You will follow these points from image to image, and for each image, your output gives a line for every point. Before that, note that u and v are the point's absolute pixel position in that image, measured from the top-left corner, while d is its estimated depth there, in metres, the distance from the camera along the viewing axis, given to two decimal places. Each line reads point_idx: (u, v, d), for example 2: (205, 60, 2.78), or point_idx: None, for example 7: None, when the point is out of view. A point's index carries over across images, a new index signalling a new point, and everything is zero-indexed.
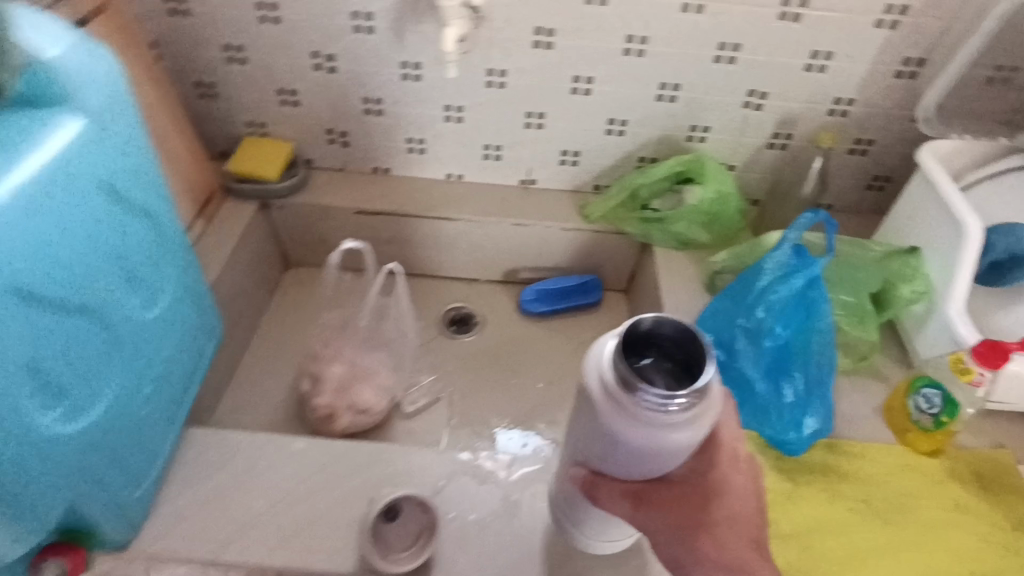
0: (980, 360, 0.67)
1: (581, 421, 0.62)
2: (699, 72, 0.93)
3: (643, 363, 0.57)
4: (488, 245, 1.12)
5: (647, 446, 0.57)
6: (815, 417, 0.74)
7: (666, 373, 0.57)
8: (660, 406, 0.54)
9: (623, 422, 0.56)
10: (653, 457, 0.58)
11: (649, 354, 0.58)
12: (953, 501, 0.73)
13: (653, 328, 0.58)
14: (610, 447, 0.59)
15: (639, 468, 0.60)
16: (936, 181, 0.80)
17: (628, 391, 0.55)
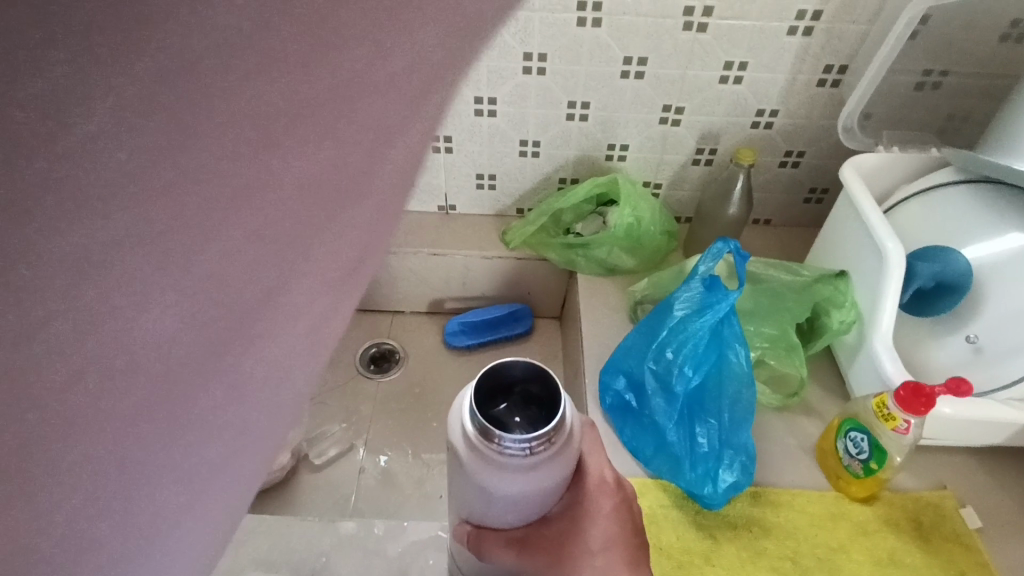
0: (902, 406, 0.61)
1: (453, 476, 0.55)
2: (608, 88, 0.86)
3: (501, 408, 0.50)
4: (406, 277, 1.05)
5: (516, 496, 0.50)
6: (731, 469, 0.68)
7: (527, 412, 0.50)
8: (520, 454, 0.47)
9: (491, 475, 0.49)
10: (530, 506, 0.51)
11: (509, 398, 0.51)
12: (888, 553, 0.67)
13: (507, 372, 0.51)
14: (480, 504, 0.52)
15: (525, 515, 0.53)
16: (858, 201, 0.74)
17: (488, 442, 0.48)
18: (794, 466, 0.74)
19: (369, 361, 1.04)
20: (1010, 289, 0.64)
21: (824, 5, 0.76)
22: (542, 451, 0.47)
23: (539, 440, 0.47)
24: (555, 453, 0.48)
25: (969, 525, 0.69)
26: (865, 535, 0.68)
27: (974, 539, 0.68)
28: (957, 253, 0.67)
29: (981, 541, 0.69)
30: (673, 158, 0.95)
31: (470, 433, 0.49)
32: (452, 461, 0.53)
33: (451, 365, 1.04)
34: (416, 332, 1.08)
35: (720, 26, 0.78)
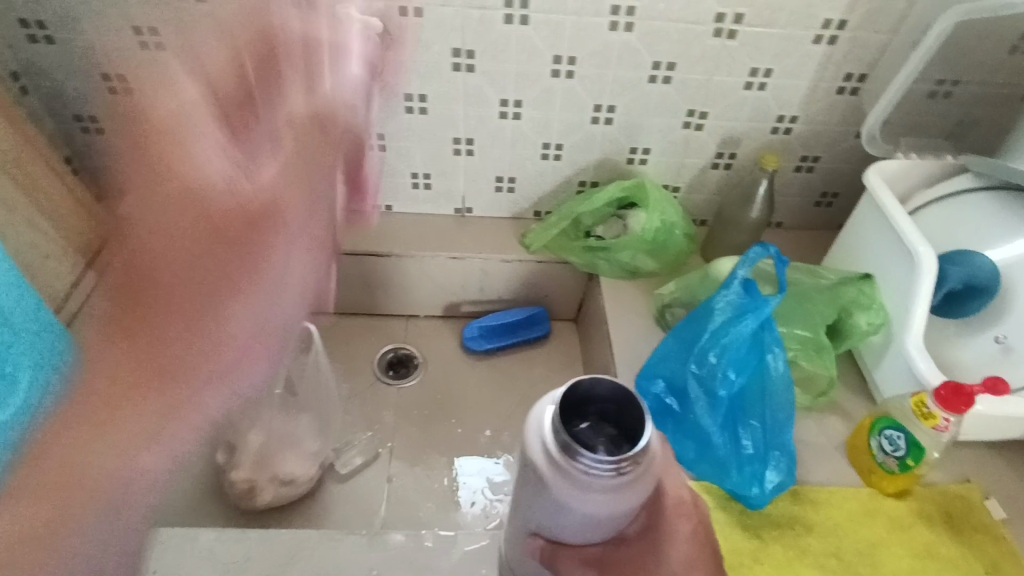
0: (942, 404, 0.64)
1: (522, 490, 0.54)
2: (635, 93, 0.87)
3: (581, 427, 0.50)
4: (423, 281, 1.03)
5: (595, 516, 0.49)
6: (776, 469, 0.70)
7: (607, 434, 0.51)
8: (606, 473, 0.47)
9: (571, 495, 0.48)
10: (605, 525, 0.51)
11: (587, 418, 0.52)
12: (923, 546, 0.70)
13: (588, 389, 0.51)
14: (554, 521, 0.51)
15: (594, 533, 0.52)
16: (885, 206, 0.77)
17: (570, 461, 0.47)
18: (828, 463, 0.76)
19: (387, 367, 1.02)
20: None
21: (849, 14, 0.78)
22: (629, 471, 0.47)
23: (625, 461, 0.47)
24: (639, 475, 0.48)
25: (993, 516, 0.73)
26: (902, 529, 0.71)
27: (1000, 529, 0.71)
28: (983, 255, 0.70)
29: (1007, 530, 0.72)
30: (693, 163, 0.96)
31: (553, 450, 0.49)
32: (527, 480, 0.52)
33: (470, 370, 1.03)
34: (433, 337, 1.07)
35: (748, 33, 0.80)
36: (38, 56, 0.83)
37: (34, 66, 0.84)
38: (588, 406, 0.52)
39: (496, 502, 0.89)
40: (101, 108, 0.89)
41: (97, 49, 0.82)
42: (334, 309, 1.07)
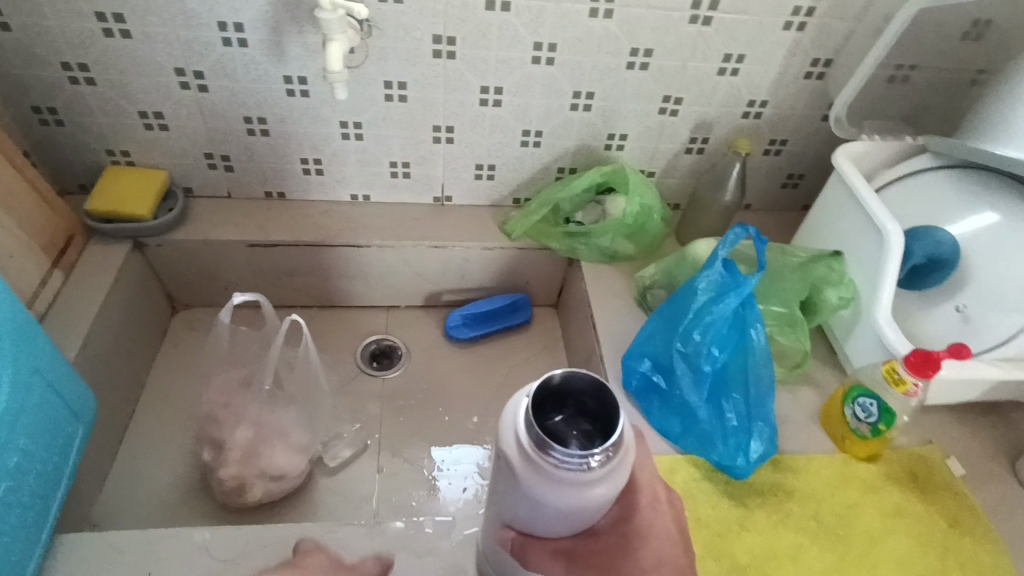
0: (913, 371, 0.67)
1: (493, 484, 0.51)
2: (613, 79, 0.88)
3: (555, 422, 0.47)
4: (403, 271, 1.03)
5: (566, 511, 0.46)
6: (759, 440, 0.73)
7: (582, 433, 0.47)
8: (579, 466, 0.43)
9: (542, 490, 0.45)
10: (576, 519, 0.48)
11: (562, 412, 0.48)
12: (894, 506, 0.74)
13: (563, 379, 0.47)
14: (527, 513, 0.48)
15: (567, 527, 0.49)
16: (854, 186, 0.80)
17: (542, 454, 0.44)
18: (804, 433, 0.80)
19: (370, 359, 1.02)
20: (994, 263, 0.72)
21: (817, 2, 0.81)
22: (602, 463, 0.44)
23: (599, 455, 0.43)
24: (613, 467, 0.45)
25: (954, 473, 0.78)
26: (874, 491, 0.75)
27: (960, 485, 0.76)
28: (944, 231, 0.75)
29: (966, 486, 0.77)
30: (668, 148, 0.98)
31: (524, 442, 0.45)
32: (499, 475, 0.48)
33: (454, 358, 1.03)
34: (415, 327, 1.07)
35: (722, 20, 0.82)
36: None
37: None
38: (563, 398, 0.48)
39: (485, 484, 0.88)
40: (64, 98, 0.85)
41: (58, 35, 0.79)
42: (313, 301, 1.06)
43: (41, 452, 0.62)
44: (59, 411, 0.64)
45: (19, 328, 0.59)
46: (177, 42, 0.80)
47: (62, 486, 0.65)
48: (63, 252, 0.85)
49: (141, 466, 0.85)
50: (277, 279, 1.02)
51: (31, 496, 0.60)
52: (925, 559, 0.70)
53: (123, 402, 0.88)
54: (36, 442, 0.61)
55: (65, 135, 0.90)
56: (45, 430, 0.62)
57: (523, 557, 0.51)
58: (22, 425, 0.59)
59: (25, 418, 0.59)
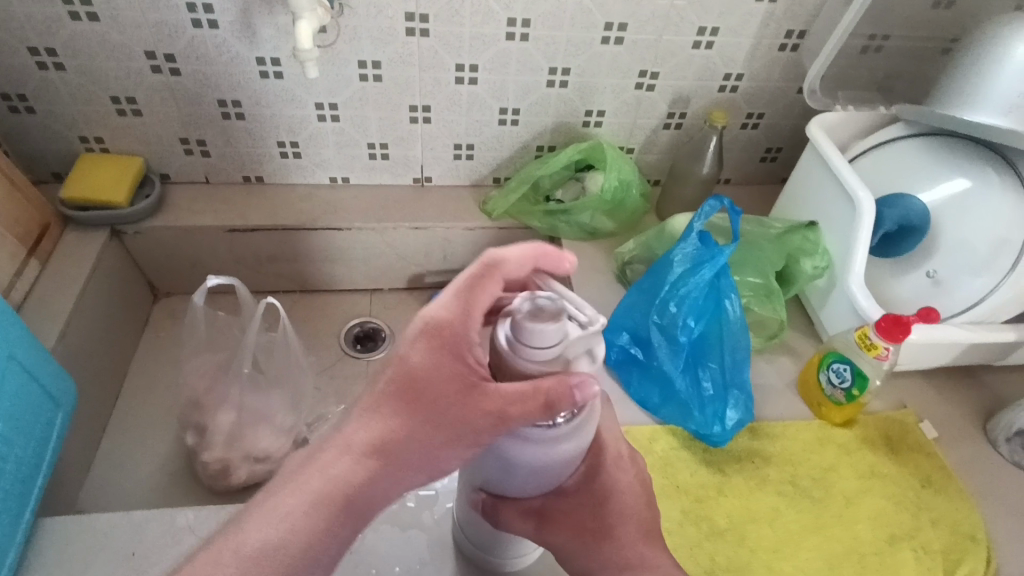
0: (884, 336, 0.69)
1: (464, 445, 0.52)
2: (588, 55, 0.88)
3: None
4: (385, 253, 1.03)
5: (533, 467, 0.47)
6: (735, 408, 0.74)
7: None
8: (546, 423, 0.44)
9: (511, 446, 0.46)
10: (542, 476, 0.49)
11: None
12: (868, 468, 0.76)
13: None
14: (491, 471, 0.49)
15: (535, 485, 0.50)
16: (827, 156, 0.81)
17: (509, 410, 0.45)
18: (781, 400, 0.82)
19: (354, 341, 1.02)
20: (962, 228, 0.73)
21: None
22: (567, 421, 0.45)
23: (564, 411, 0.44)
24: (579, 424, 0.46)
25: (927, 435, 0.80)
26: (848, 454, 0.77)
27: (933, 446, 0.79)
28: (915, 197, 0.76)
29: (938, 447, 0.79)
30: (646, 123, 0.99)
31: None
32: None
33: None
34: (399, 309, 1.07)
35: None
36: None
37: None
38: None
39: None
40: (33, 85, 0.84)
41: (24, 20, 0.78)
42: (296, 286, 1.06)
43: (22, 437, 0.62)
44: (38, 397, 0.65)
45: None
46: (147, 25, 0.79)
47: (43, 470, 0.65)
48: (40, 241, 0.84)
49: (127, 452, 0.85)
50: (258, 264, 1.01)
51: (15, 480, 0.61)
52: (899, 517, 0.72)
53: (106, 389, 0.88)
54: (15, 426, 0.61)
55: (36, 122, 0.89)
56: (24, 416, 0.62)
57: (496, 515, 0.53)
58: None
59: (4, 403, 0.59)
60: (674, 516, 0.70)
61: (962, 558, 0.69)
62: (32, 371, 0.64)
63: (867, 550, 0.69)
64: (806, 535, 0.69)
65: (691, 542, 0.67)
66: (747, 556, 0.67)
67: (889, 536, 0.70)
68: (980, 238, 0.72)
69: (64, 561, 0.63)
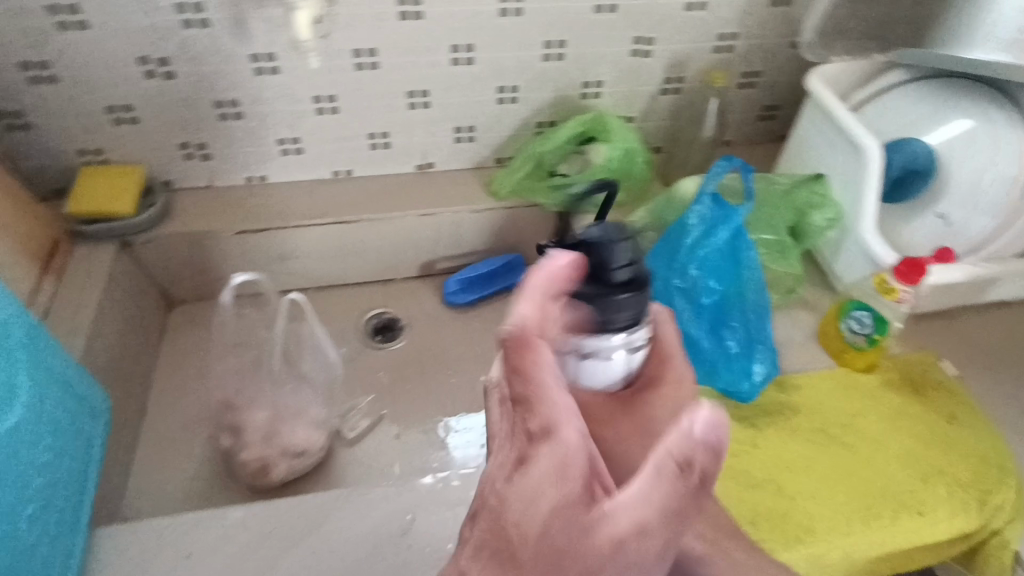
0: (902, 279, 0.72)
1: None
2: (583, 24, 0.88)
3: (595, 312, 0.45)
4: (395, 243, 1.03)
5: None
6: (761, 363, 0.76)
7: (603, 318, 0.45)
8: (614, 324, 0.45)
9: None
10: None
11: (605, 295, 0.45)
12: (894, 410, 0.78)
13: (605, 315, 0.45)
14: None
15: None
16: (829, 106, 0.81)
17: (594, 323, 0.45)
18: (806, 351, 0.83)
19: (373, 333, 1.03)
20: (972, 167, 0.74)
21: None
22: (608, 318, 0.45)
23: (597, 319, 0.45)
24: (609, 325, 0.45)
25: (947, 373, 0.81)
26: (873, 399, 0.79)
27: (955, 384, 0.80)
28: (919, 140, 0.77)
29: (961, 384, 0.81)
30: (645, 90, 0.98)
31: None
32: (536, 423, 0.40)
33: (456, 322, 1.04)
34: (413, 298, 1.07)
35: None
36: None
37: None
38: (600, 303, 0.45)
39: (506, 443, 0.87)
40: (30, 102, 0.83)
41: (17, 34, 0.76)
42: (311, 283, 1.06)
43: (59, 442, 0.58)
44: (75, 408, 0.61)
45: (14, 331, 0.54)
46: (137, 30, 0.78)
47: (92, 480, 0.62)
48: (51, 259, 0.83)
49: (163, 463, 0.85)
50: (269, 266, 1.01)
51: (44, 504, 0.54)
52: (929, 454, 0.74)
53: (133, 403, 0.88)
54: (46, 435, 0.56)
55: (33, 139, 0.87)
56: (47, 428, 0.56)
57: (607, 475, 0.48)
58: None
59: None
60: None
61: (994, 488, 0.71)
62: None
63: (902, 490, 0.71)
64: (839, 484, 0.71)
65: (734, 492, 0.70)
66: (788, 504, 0.69)
67: (921, 473, 0.72)
68: (989, 178, 0.73)
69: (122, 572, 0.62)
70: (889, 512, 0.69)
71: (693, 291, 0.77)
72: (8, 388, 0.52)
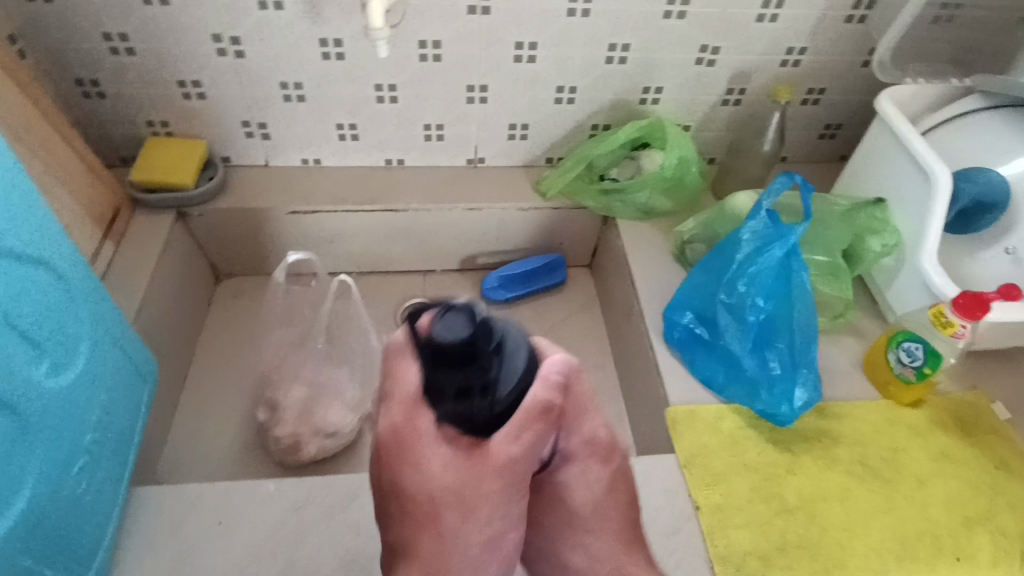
0: (962, 313, 0.68)
1: None
2: (649, 29, 0.87)
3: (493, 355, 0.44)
4: (440, 234, 1.03)
5: None
6: (804, 388, 0.74)
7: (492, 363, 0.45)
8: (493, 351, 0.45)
9: None
10: None
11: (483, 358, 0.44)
12: (939, 449, 0.75)
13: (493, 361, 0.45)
14: None
15: None
16: (899, 129, 0.79)
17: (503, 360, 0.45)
18: (849, 379, 0.81)
19: None
20: None
21: None
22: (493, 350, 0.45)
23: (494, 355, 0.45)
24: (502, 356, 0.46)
25: (1000, 417, 0.78)
26: (919, 435, 0.76)
27: (1006, 429, 0.77)
28: (993, 171, 0.74)
29: (1012, 429, 0.77)
30: (705, 100, 0.97)
31: None
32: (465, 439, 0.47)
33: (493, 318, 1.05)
34: (452, 291, 1.08)
35: None
36: (39, 17, 0.80)
37: (35, 29, 0.81)
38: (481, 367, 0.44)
39: None
40: (106, 72, 0.86)
41: (101, 5, 0.79)
42: (355, 268, 1.08)
43: (110, 399, 0.60)
44: (127, 368, 0.63)
45: (80, 290, 0.56)
46: (214, 8, 0.80)
47: (137, 439, 0.65)
48: (113, 224, 0.86)
49: (200, 430, 0.88)
50: (317, 247, 1.03)
51: (94, 458, 0.57)
52: (973, 499, 0.71)
53: (176, 369, 0.91)
54: (101, 392, 0.58)
55: (106, 107, 0.90)
56: (102, 385, 0.58)
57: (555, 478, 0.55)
58: (18, 353, 0.47)
59: (39, 336, 0.50)
60: (745, 493, 0.70)
61: None
62: (60, 271, 0.54)
63: (942, 533, 0.68)
64: (875, 519, 0.69)
65: (765, 515, 0.68)
66: (819, 534, 0.68)
67: (963, 518, 0.70)
68: None
69: (155, 531, 0.64)
70: (928, 555, 0.67)
71: (739, 308, 0.76)
72: (73, 343, 0.54)
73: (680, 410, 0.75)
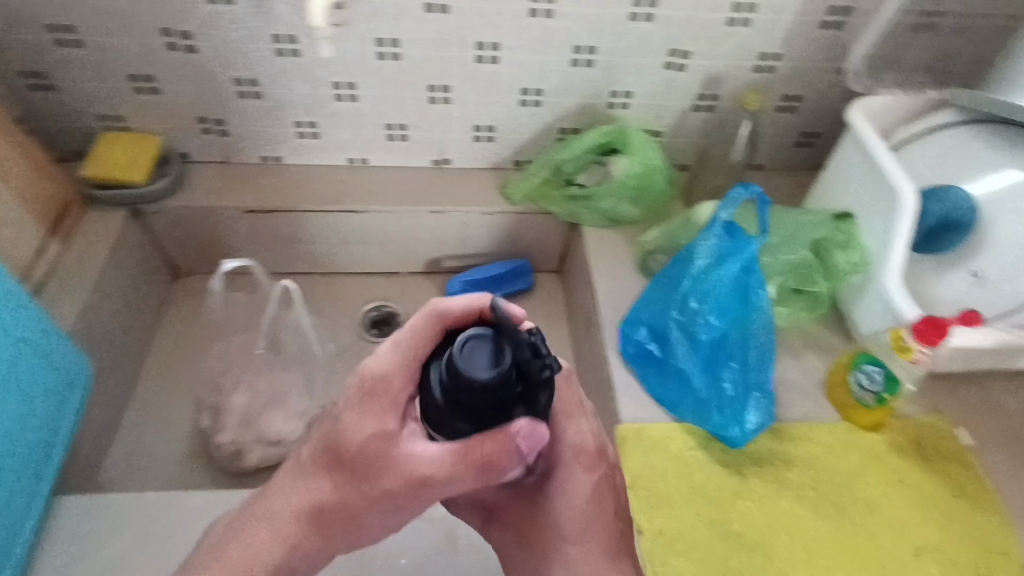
0: (919, 338, 0.66)
1: None
2: (615, 32, 0.84)
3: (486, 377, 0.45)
4: (403, 237, 1.01)
5: None
6: (755, 411, 0.73)
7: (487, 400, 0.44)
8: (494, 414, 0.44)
9: None
10: None
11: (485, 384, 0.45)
12: (897, 476, 0.72)
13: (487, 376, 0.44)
14: None
15: None
16: (866, 142, 0.76)
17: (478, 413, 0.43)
18: (809, 399, 0.79)
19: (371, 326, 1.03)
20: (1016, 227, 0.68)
21: None
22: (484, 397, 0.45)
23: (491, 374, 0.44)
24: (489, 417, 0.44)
25: (963, 443, 0.75)
26: (877, 461, 0.73)
27: (968, 455, 0.74)
28: (959, 190, 0.72)
29: (974, 456, 0.75)
30: (676, 105, 0.94)
31: None
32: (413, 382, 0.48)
33: None
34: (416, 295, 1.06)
35: None
36: None
37: None
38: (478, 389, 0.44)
39: None
40: (55, 64, 0.84)
41: None
42: (317, 269, 1.06)
43: (23, 409, 0.58)
44: (49, 375, 0.61)
45: None
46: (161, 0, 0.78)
47: (61, 447, 0.63)
48: (60, 220, 0.85)
49: (147, 434, 0.87)
50: (276, 248, 1.01)
51: None
52: (927, 529, 0.69)
53: (126, 370, 0.89)
54: (10, 400, 0.56)
55: (57, 100, 0.88)
56: (12, 393, 0.56)
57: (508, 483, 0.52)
58: None
59: None
60: (690, 517, 0.68)
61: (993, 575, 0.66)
62: None
63: (890, 563, 0.66)
64: (822, 548, 0.67)
65: (707, 541, 0.66)
66: (763, 563, 0.65)
67: (915, 549, 0.67)
68: None
69: (76, 542, 0.62)
70: None
71: (692, 325, 0.74)
72: None
73: (631, 428, 0.73)
